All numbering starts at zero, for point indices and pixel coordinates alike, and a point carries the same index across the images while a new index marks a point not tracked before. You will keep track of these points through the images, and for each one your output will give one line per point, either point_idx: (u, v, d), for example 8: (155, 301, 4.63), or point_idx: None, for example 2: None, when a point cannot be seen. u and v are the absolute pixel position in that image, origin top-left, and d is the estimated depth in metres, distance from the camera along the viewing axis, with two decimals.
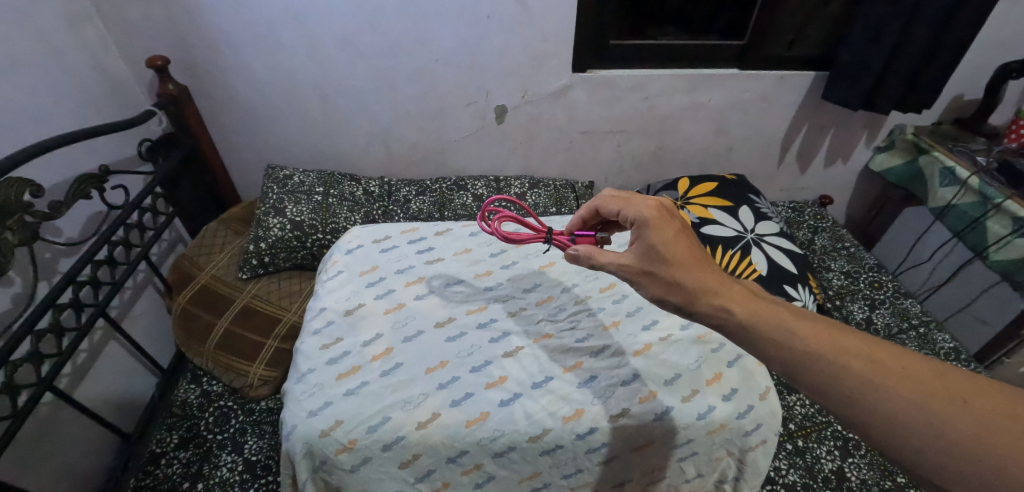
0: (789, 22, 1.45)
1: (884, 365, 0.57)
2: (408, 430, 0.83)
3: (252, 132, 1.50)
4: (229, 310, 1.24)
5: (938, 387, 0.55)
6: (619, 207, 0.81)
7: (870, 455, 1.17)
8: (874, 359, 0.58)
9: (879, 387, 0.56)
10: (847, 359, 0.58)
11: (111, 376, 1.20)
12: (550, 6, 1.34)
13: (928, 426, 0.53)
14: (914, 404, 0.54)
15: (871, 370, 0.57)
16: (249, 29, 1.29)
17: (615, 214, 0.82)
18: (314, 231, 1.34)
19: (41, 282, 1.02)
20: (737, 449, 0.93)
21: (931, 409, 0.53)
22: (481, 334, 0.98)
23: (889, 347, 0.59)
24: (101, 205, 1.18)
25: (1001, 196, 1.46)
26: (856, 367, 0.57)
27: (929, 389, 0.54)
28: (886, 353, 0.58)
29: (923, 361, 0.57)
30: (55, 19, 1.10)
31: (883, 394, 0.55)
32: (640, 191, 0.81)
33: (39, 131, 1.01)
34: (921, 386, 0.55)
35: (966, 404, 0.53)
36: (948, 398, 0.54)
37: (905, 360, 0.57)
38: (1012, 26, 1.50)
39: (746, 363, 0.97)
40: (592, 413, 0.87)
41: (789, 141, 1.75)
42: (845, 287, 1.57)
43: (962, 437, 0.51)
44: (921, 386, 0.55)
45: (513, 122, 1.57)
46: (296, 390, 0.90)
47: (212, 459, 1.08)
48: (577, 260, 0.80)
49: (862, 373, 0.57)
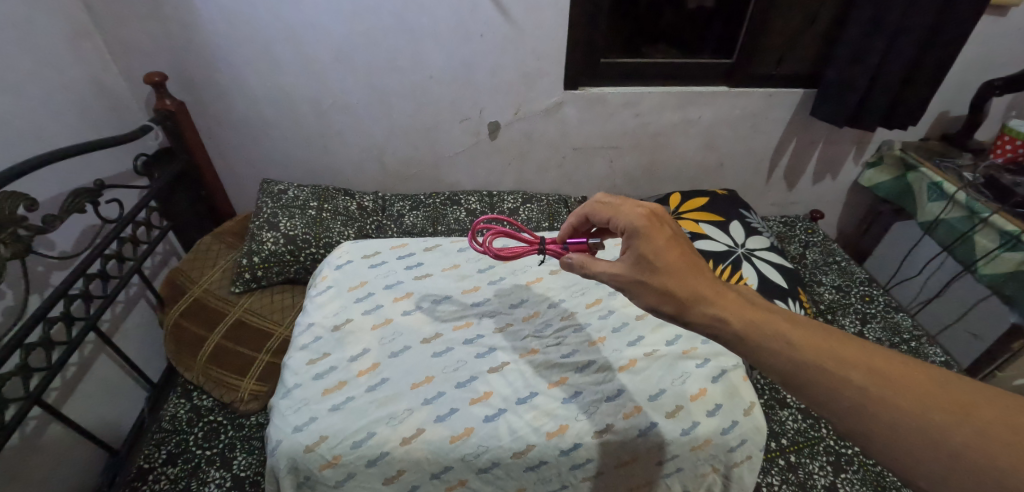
0: (777, 42, 1.48)
1: (883, 375, 0.55)
2: (391, 446, 0.82)
3: (245, 146, 1.49)
4: (221, 324, 1.21)
5: (939, 397, 0.53)
6: (610, 215, 0.80)
7: (863, 470, 1.16)
8: (873, 369, 0.56)
9: (878, 398, 0.54)
10: (844, 370, 0.56)
11: (99, 392, 1.16)
12: (544, 26, 1.36)
13: (926, 438, 0.51)
14: (912, 414, 0.52)
15: (869, 380, 0.55)
16: (247, 46, 1.29)
17: (605, 221, 0.81)
18: (308, 246, 1.33)
19: (32, 295, 0.99)
20: (722, 465, 0.89)
21: (929, 419, 0.52)
22: (467, 350, 0.97)
23: (886, 355, 0.57)
24: (94, 219, 1.17)
25: (988, 210, 1.47)
26: (855, 379, 0.56)
27: (929, 398, 0.53)
28: (885, 361, 0.56)
29: (921, 369, 0.55)
30: (55, 33, 1.10)
31: (881, 406, 0.54)
32: (629, 198, 0.80)
33: (31, 145, 1.00)
34: (920, 396, 0.53)
35: (967, 415, 0.51)
36: (948, 409, 0.52)
37: (906, 370, 0.55)
38: (990, 46, 1.55)
39: (731, 377, 0.94)
40: (576, 429, 0.85)
41: (780, 157, 1.78)
42: (836, 301, 1.57)
43: (963, 450, 0.50)
44: (919, 395, 0.53)
45: (507, 138, 1.58)
46: (278, 407, 0.88)
47: (200, 475, 1.05)
48: (570, 268, 0.81)
49: (859, 384, 0.55)
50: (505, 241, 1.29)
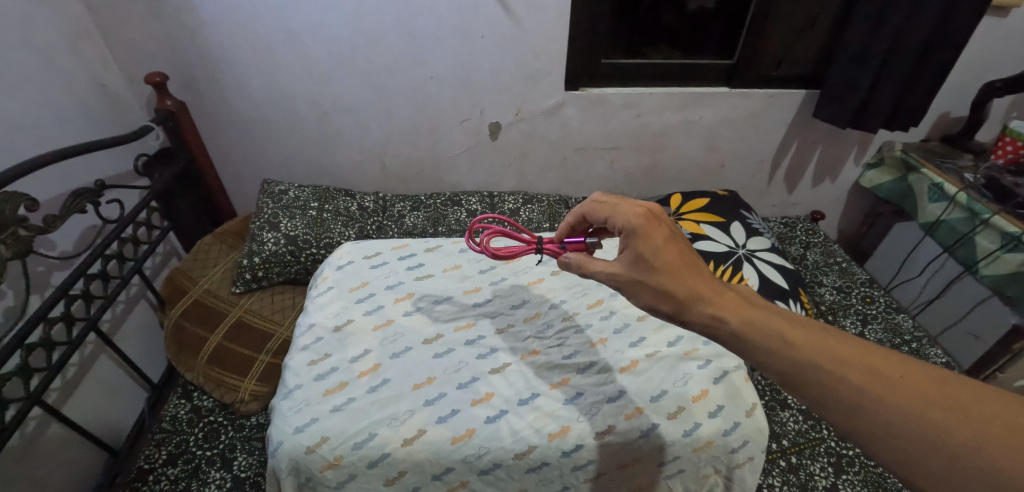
0: (778, 43, 1.48)
1: (881, 374, 0.55)
2: (393, 447, 0.82)
3: (246, 146, 1.49)
4: (221, 324, 1.21)
5: (938, 396, 0.53)
6: (607, 214, 0.80)
7: (864, 470, 1.16)
8: (871, 368, 0.56)
9: (877, 397, 0.54)
10: (842, 370, 0.56)
11: (100, 393, 1.16)
12: (545, 26, 1.36)
13: (925, 438, 0.51)
14: (911, 413, 0.52)
15: (867, 379, 0.55)
16: (248, 47, 1.29)
17: (603, 221, 0.81)
18: (308, 246, 1.32)
19: (33, 296, 0.99)
20: (724, 466, 0.89)
21: (928, 418, 0.51)
22: (468, 351, 0.97)
23: (885, 354, 0.57)
24: (95, 219, 1.17)
25: (989, 211, 1.47)
26: (854, 378, 0.56)
27: (927, 397, 0.53)
28: (884, 360, 0.56)
29: (920, 368, 0.55)
30: (56, 34, 1.10)
31: (880, 406, 0.53)
32: (626, 197, 0.80)
33: (32, 145, 0.99)
34: (919, 395, 0.53)
35: (966, 414, 0.51)
36: (947, 408, 0.52)
37: (904, 369, 0.55)
38: (991, 47, 1.55)
39: (733, 379, 0.94)
40: (578, 430, 0.85)
41: (781, 158, 1.78)
42: (837, 302, 1.57)
43: (962, 448, 0.49)
44: (917, 394, 0.53)
45: (508, 138, 1.58)
46: (279, 408, 0.88)
47: (200, 475, 1.05)
48: (568, 267, 0.81)
49: (857, 383, 0.55)
50: (504, 242, 1.29)
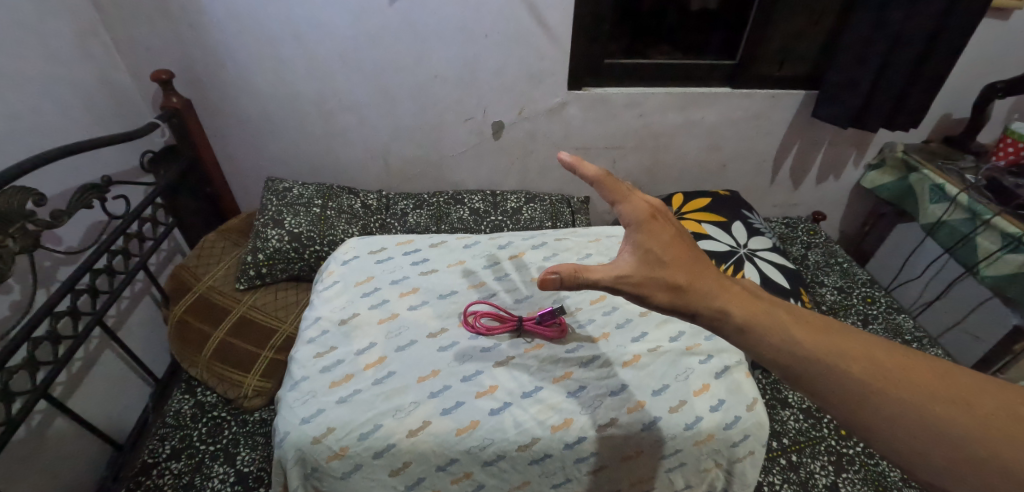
0: (779, 42, 1.49)
1: (883, 366, 0.55)
2: (398, 438, 0.82)
3: (251, 144, 1.49)
4: (226, 320, 1.22)
5: (940, 388, 0.53)
6: (614, 200, 0.73)
7: (864, 469, 1.16)
8: (873, 360, 0.56)
9: (879, 389, 0.54)
10: (844, 361, 0.56)
11: (105, 387, 1.17)
12: (548, 26, 1.37)
13: (928, 429, 0.51)
14: (914, 405, 0.53)
15: (869, 371, 0.55)
16: (252, 44, 1.30)
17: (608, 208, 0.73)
18: (313, 243, 1.34)
19: (40, 289, 1.00)
20: (725, 460, 0.90)
21: (931, 410, 0.52)
22: (472, 345, 0.97)
23: (888, 347, 0.57)
24: (101, 214, 1.18)
25: (990, 212, 1.48)
26: (856, 370, 0.55)
27: (932, 390, 0.53)
28: (888, 353, 0.57)
29: (923, 361, 0.55)
30: (63, 30, 1.11)
31: (882, 398, 0.54)
32: (631, 186, 0.74)
33: (40, 141, 1.01)
34: (921, 387, 0.53)
35: (968, 406, 0.51)
36: (950, 400, 0.52)
37: (906, 361, 0.56)
38: (992, 48, 1.56)
39: (734, 375, 0.95)
40: (580, 423, 0.86)
41: (783, 158, 1.78)
42: (837, 302, 1.58)
43: (967, 440, 0.50)
44: (921, 387, 0.53)
45: (511, 137, 1.59)
46: (286, 399, 0.89)
47: (204, 470, 1.06)
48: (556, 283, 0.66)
49: (860, 375, 0.55)
50: (496, 326, 1.01)
